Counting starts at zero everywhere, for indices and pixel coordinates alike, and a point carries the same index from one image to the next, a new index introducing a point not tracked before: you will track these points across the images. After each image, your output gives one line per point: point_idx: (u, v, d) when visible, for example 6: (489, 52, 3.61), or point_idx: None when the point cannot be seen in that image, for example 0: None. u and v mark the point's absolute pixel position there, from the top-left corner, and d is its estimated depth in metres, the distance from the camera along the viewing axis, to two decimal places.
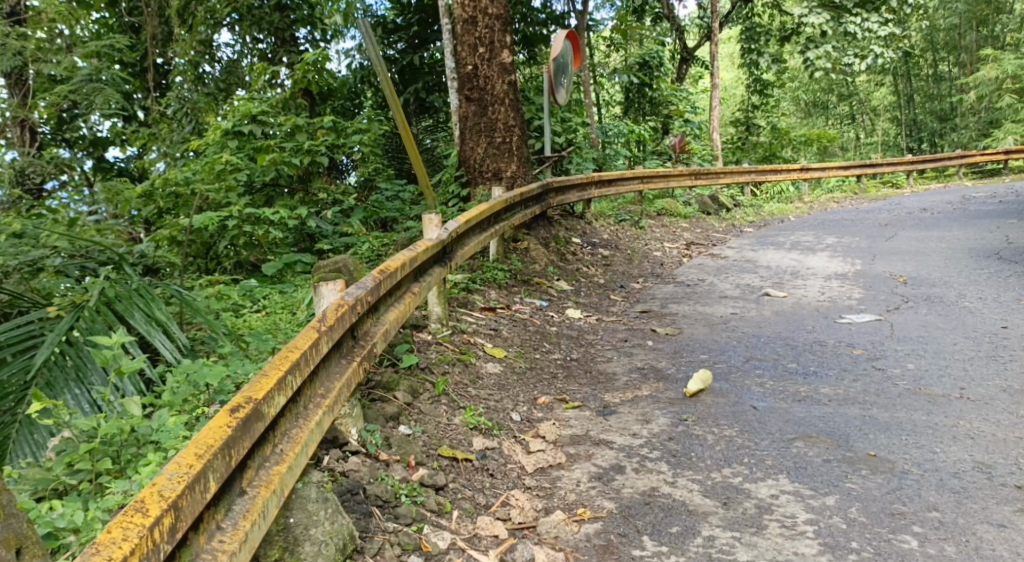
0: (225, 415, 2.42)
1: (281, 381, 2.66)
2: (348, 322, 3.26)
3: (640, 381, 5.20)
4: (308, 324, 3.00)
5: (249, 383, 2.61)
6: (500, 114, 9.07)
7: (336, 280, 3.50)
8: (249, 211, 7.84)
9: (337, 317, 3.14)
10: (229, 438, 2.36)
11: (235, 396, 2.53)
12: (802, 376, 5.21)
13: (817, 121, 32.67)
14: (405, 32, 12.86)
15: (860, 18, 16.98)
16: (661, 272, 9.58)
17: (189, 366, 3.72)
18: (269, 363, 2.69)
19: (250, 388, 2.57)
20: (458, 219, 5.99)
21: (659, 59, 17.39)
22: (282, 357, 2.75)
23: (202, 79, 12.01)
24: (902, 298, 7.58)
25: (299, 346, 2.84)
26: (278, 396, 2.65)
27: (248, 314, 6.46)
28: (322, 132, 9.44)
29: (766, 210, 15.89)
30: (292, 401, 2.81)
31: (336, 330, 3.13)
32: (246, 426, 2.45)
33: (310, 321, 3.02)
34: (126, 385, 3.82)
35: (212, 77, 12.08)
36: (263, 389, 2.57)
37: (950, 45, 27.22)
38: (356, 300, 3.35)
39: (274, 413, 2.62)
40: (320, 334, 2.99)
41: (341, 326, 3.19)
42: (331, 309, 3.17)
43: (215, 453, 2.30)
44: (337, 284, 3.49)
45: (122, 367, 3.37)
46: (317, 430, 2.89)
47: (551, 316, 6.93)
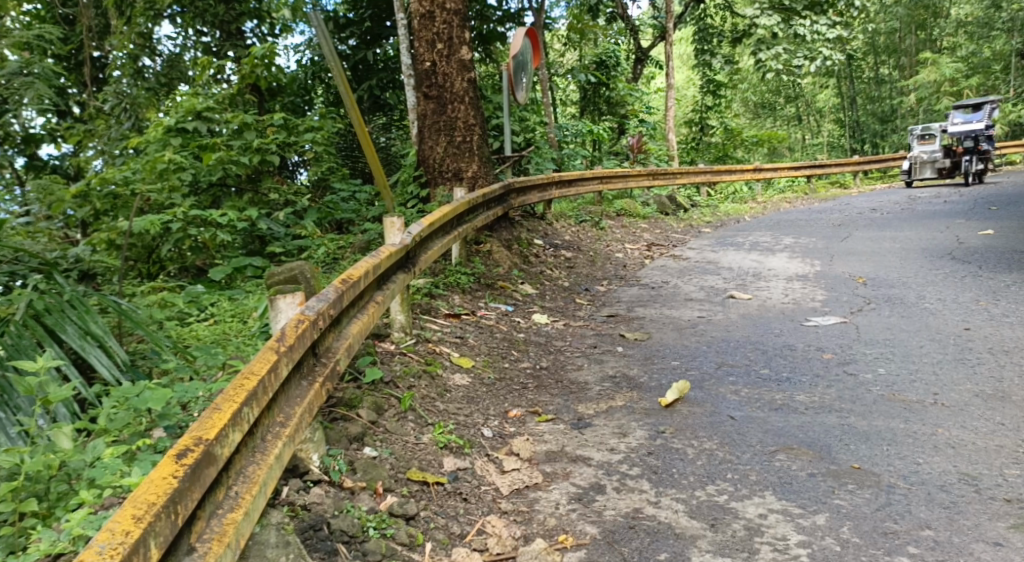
0: (170, 465, 2.14)
1: (235, 416, 2.39)
2: (309, 339, 2.99)
3: (614, 391, 4.99)
4: (265, 345, 2.73)
5: (198, 421, 2.33)
6: (459, 113, 8.81)
7: (296, 292, 3.20)
8: (195, 213, 7.46)
9: (297, 335, 2.86)
10: (173, 494, 2.08)
11: (181, 438, 2.25)
12: (777, 381, 5.04)
13: (766, 122, 33.08)
14: (357, 28, 12.49)
15: (809, 20, 17.01)
16: (624, 274, 9.42)
17: (130, 389, 3.39)
18: (220, 396, 2.41)
19: (199, 427, 2.29)
20: (421, 222, 5.73)
21: (615, 58, 17.25)
22: (235, 387, 2.48)
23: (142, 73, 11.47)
24: (866, 298, 7.51)
25: (256, 373, 2.56)
26: (231, 433, 2.37)
27: (196, 323, 6.11)
28: (272, 130, 9.07)
29: (722, 210, 15.91)
30: (248, 436, 2.54)
31: (297, 349, 2.86)
32: (193, 474, 2.17)
33: (267, 342, 2.75)
34: (60, 409, 3.57)
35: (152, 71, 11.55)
36: (214, 429, 2.29)
37: (891, 48, 27.82)
38: (317, 314, 3.07)
39: (227, 454, 2.34)
40: (279, 357, 2.72)
41: (302, 344, 2.91)
42: (290, 326, 2.90)
43: (156, 514, 2.02)
44: (296, 297, 3.20)
45: (50, 396, 3.11)
46: (276, 465, 2.61)
47: (517, 322, 6.69)
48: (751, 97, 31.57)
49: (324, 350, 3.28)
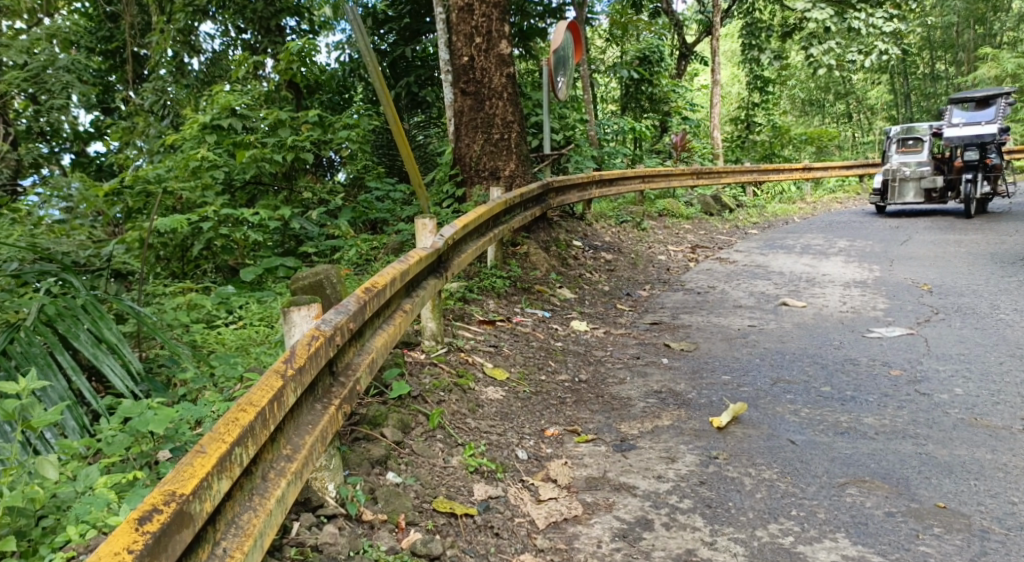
0: (130, 532, 1.87)
1: (219, 463, 2.09)
2: (324, 358, 2.70)
3: (660, 408, 4.63)
4: (269, 370, 2.44)
5: (175, 469, 2.05)
6: (497, 109, 8.48)
7: (313, 303, 2.91)
8: (226, 211, 7.21)
9: (308, 355, 2.56)
10: None
11: (152, 494, 1.98)
12: (839, 402, 4.69)
13: (813, 121, 32.24)
14: (396, 24, 12.26)
15: (864, 14, 16.43)
16: (668, 277, 9.02)
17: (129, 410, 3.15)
18: (206, 438, 2.13)
19: (175, 480, 2.01)
20: (455, 223, 5.43)
21: (660, 54, 16.92)
22: (225, 425, 2.19)
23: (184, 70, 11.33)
24: (931, 309, 7.07)
25: (253, 406, 2.27)
26: (214, 484, 2.08)
27: (224, 327, 5.86)
28: (307, 127, 8.86)
29: (769, 211, 15.37)
30: (242, 479, 2.25)
31: (308, 371, 2.57)
32: (160, 541, 1.89)
33: (271, 366, 2.46)
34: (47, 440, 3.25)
35: (197, 70, 11.37)
36: (191, 481, 2.01)
37: (945, 44, 26.94)
38: (334, 329, 2.77)
39: (210, 508, 2.06)
40: (284, 384, 2.43)
41: (315, 365, 2.61)
42: (301, 345, 2.61)
43: None
44: (313, 308, 2.91)
45: (32, 422, 2.85)
46: (276, 510, 2.31)
47: (555, 329, 6.35)
48: (799, 94, 30.83)
49: (343, 367, 2.98)
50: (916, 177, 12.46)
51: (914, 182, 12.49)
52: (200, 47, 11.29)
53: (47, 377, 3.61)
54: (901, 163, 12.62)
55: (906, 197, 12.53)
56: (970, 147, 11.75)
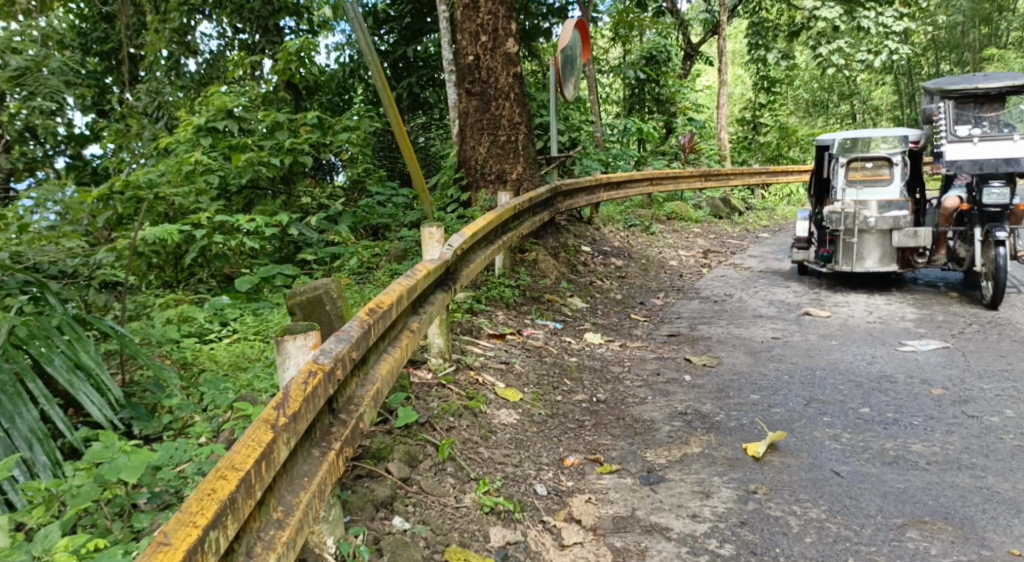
0: None
1: (192, 552, 1.76)
2: (321, 398, 2.37)
3: (687, 434, 4.31)
4: (256, 421, 2.11)
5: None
6: (504, 110, 8.13)
7: (309, 331, 2.58)
8: (221, 218, 6.84)
9: (302, 402, 2.23)
10: None
11: None
12: (881, 426, 4.41)
13: (818, 122, 31.80)
14: (397, 24, 11.97)
15: (874, 12, 16.07)
16: (682, 284, 8.68)
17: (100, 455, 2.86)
18: (172, 522, 1.80)
19: None
20: (463, 232, 5.08)
21: (666, 54, 16.54)
22: (197, 502, 1.85)
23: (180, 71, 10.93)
24: (963, 319, 6.73)
25: (234, 476, 1.93)
26: None
27: (218, 341, 5.50)
28: (305, 129, 8.51)
29: (779, 214, 15.02)
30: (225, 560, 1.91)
31: (301, 418, 2.24)
32: None
33: (257, 415, 2.13)
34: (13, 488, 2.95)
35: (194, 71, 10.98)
36: None
37: (952, 44, 26.95)
38: (334, 362, 2.44)
39: None
40: (272, 437, 2.10)
41: (310, 410, 2.28)
42: (295, 384, 2.28)
43: None
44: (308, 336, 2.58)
45: None
46: None
47: (569, 342, 6.00)
48: (803, 93, 30.43)
49: (346, 400, 2.64)
50: (884, 228, 7.58)
51: (882, 235, 7.57)
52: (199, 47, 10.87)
53: (17, 406, 3.21)
54: (858, 203, 7.68)
55: (863, 262, 7.69)
56: (988, 182, 6.90)
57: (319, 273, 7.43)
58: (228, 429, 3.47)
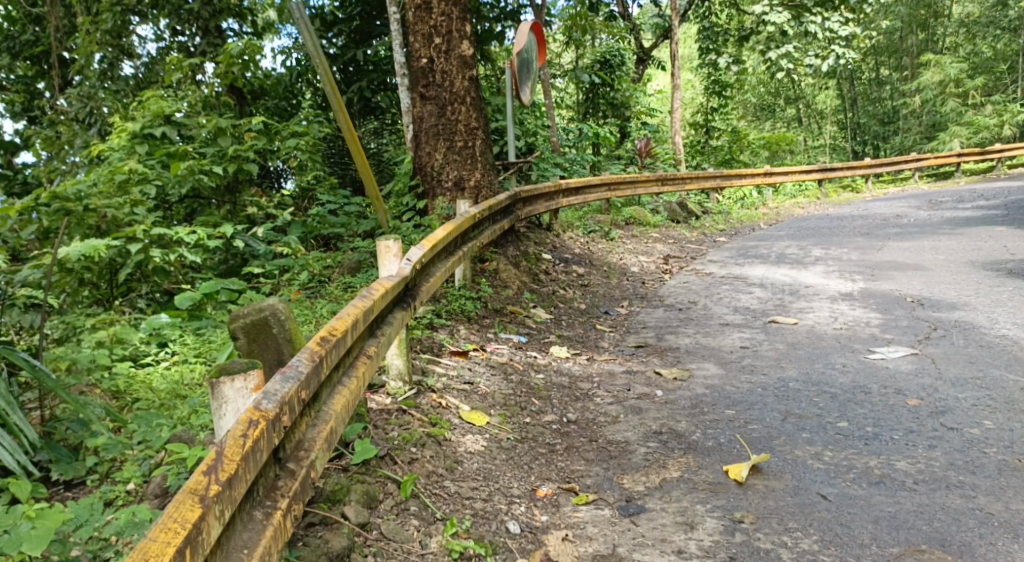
0: None
1: None
2: (262, 451, 2.21)
3: (665, 456, 4.06)
4: (181, 496, 1.96)
5: None
6: (460, 115, 7.84)
7: (250, 371, 2.50)
8: (159, 230, 6.42)
9: (236, 465, 2.09)
10: None
11: None
12: (862, 441, 4.23)
13: (765, 125, 32.10)
14: (345, 26, 11.57)
15: (820, 17, 16.09)
16: (645, 292, 8.48)
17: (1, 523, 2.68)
18: None
19: None
20: (423, 244, 4.78)
21: (620, 58, 16.42)
22: None
23: (116, 76, 10.37)
24: (929, 324, 6.65)
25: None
26: None
27: (156, 365, 5.11)
28: (250, 135, 8.13)
29: (734, 217, 15.01)
30: None
31: (235, 481, 2.09)
32: None
33: (183, 488, 1.98)
34: None
35: (130, 75, 10.44)
36: None
37: (891, 49, 27.65)
38: (277, 410, 2.29)
39: None
40: (200, 514, 1.96)
41: (247, 471, 2.13)
42: (231, 440, 2.13)
43: None
44: (248, 378, 2.49)
45: None
46: None
47: (534, 357, 5.72)
48: (751, 98, 30.76)
49: (294, 445, 2.47)
50: None
51: None
52: (138, 50, 10.35)
53: None
54: None
55: None
56: None
57: (266, 288, 7.05)
58: (159, 476, 3.30)
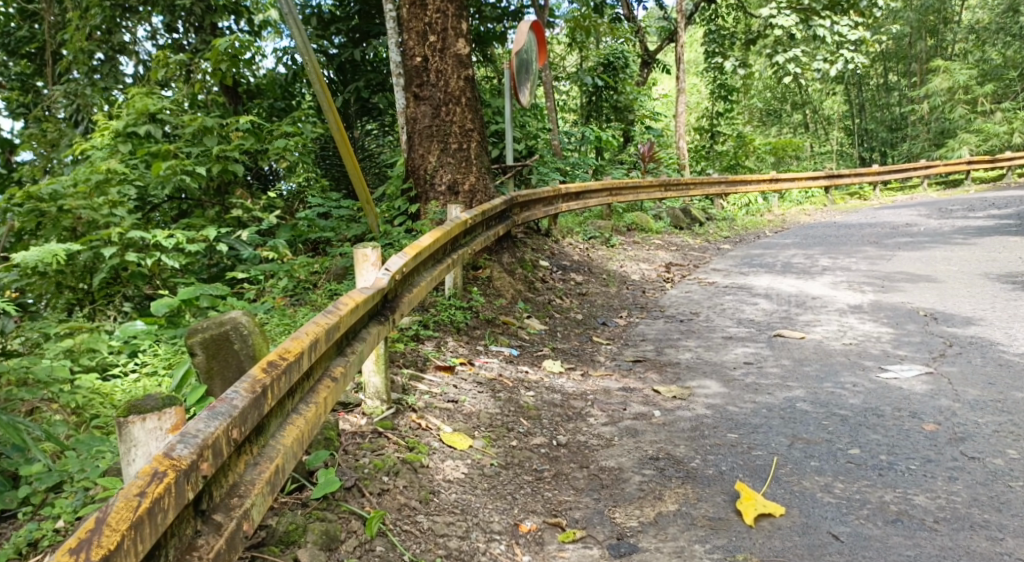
0: None
1: None
2: (165, 512, 2.02)
3: (661, 485, 3.75)
4: None
5: None
6: (455, 116, 7.54)
7: (166, 409, 2.36)
8: (133, 234, 6.11)
9: (121, 534, 1.90)
10: None
11: None
12: (875, 471, 3.92)
13: (771, 130, 31.72)
14: (344, 25, 11.23)
15: (829, 21, 15.66)
16: (644, 301, 8.18)
17: None
18: None
19: None
20: (407, 251, 4.48)
21: (624, 60, 16.12)
22: None
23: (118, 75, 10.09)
24: (944, 340, 6.33)
25: None
26: None
27: (123, 378, 4.80)
28: (237, 135, 7.84)
29: (739, 223, 14.70)
30: None
31: (119, 555, 1.88)
32: None
33: None
34: None
35: (131, 74, 10.13)
36: None
37: (900, 55, 27.29)
38: (187, 461, 2.10)
39: None
40: None
41: (136, 539, 1.93)
42: (124, 501, 1.96)
43: None
44: (162, 418, 2.34)
45: None
46: None
47: (526, 372, 5.39)
48: (757, 102, 30.39)
49: (223, 494, 2.28)
50: None
51: None
52: (132, 47, 10.03)
53: None
54: None
55: None
56: None
57: (249, 295, 6.74)
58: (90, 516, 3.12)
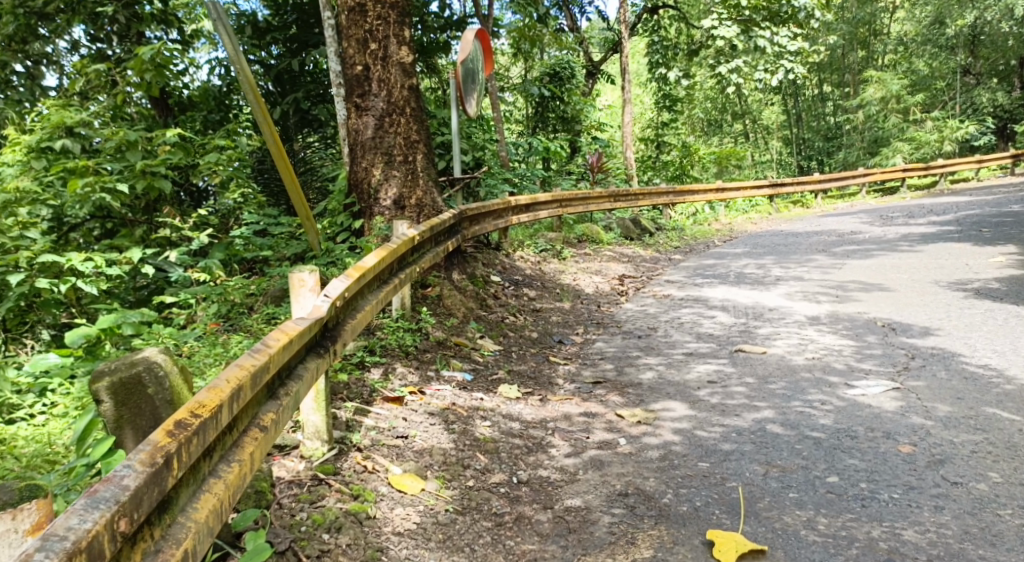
0: None
1: None
2: None
3: (634, 528, 3.46)
4: None
5: None
6: (400, 126, 7.16)
7: (24, 510, 2.58)
8: (45, 257, 5.59)
9: None
10: None
11: None
12: (858, 502, 3.69)
13: (713, 140, 31.93)
14: (281, 34, 10.77)
15: (769, 31, 15.66)
16: (600, 316, 7.89)
17: None
18: None
19: None
20: (351, 273, 4.06)
21: (570, 70, 15.87)
22: None
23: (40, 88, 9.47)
24: (907, 352, 6.17)
25: None
26: None
27: (28, 422, 4.40)
28: (164, 150, 7.35)
29: (689, 233, 14.58)
30: None
31: None
32: None
33: None
34: None
35: (53, 87, 9.54)
36: None
37: (835, 66, 27.77)
38: None
39: None
40: None
41: None
42: None
43: None
44: (18, 520, 2.54)
45: None
46: None
47: (481, 399, 5.01)
48: (698, 112, 30.54)
49: None
50: None
51: None
52: (56, 58, 9.43)
53: None
54: None
55: None
56: None
57: (177, 321, 6.23)
58: None
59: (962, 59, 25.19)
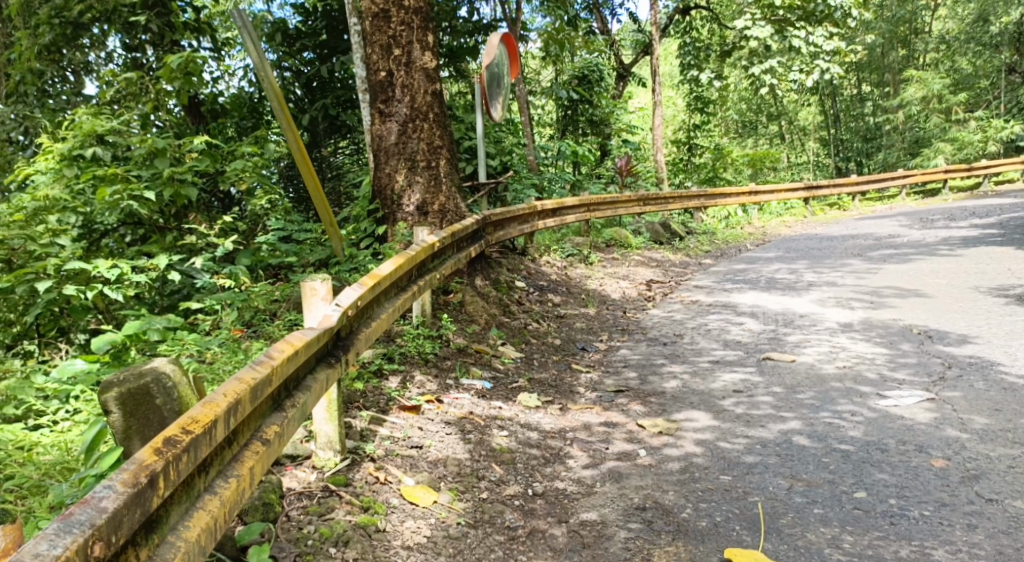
0: None
1: None
2: None
3: (651, 544, 3.39)
4: None
5: None
6: (423, 132, 7.13)
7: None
8: (72, 265, 5.64)
9: None
10: None
11: None
12: (886, 519, 3.57)
13: (747, 142, 31.52)
14: (310, 40, 10.78)
15: (805, 31, 15.40)
16: (625, 322, 7.79)
17: None
18: None
19: None
20: (364, 281, 4.04)
21: (599, 73, 15.75)
22: None
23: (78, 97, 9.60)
24: (943, 361, 5.98)
25: None
26: None
27: (50, 428, 4.42)
28: (192, 156, 7.38)
29: (720, 237, 14.38)
30: None
31: None
32: None
33: None
34: None
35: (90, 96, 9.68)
36: None
37: (873, 66, 27.27)
38: None
39: None
40: None
41: None
42: None
43: None
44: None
45: None
46: None
47: (500, 408, 4.94)
48: (732, 114, 30.18)
49: None
50: None
51: None
52: (94, 67, 9.57)
53: None
54: None
55: None
56: None
57: (201, 327, 6.24)
58: None
59: (1005, 57, 24.59)
